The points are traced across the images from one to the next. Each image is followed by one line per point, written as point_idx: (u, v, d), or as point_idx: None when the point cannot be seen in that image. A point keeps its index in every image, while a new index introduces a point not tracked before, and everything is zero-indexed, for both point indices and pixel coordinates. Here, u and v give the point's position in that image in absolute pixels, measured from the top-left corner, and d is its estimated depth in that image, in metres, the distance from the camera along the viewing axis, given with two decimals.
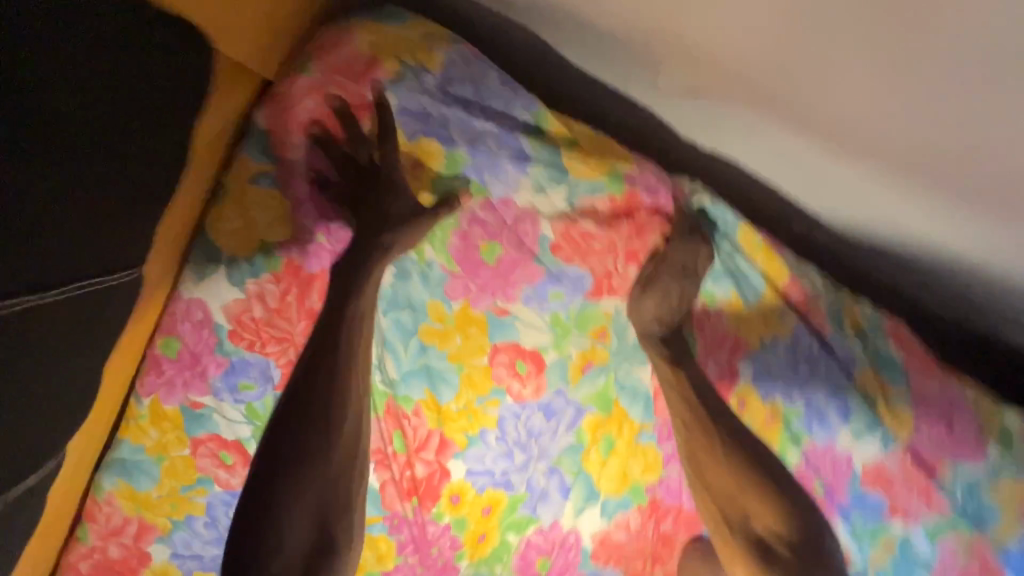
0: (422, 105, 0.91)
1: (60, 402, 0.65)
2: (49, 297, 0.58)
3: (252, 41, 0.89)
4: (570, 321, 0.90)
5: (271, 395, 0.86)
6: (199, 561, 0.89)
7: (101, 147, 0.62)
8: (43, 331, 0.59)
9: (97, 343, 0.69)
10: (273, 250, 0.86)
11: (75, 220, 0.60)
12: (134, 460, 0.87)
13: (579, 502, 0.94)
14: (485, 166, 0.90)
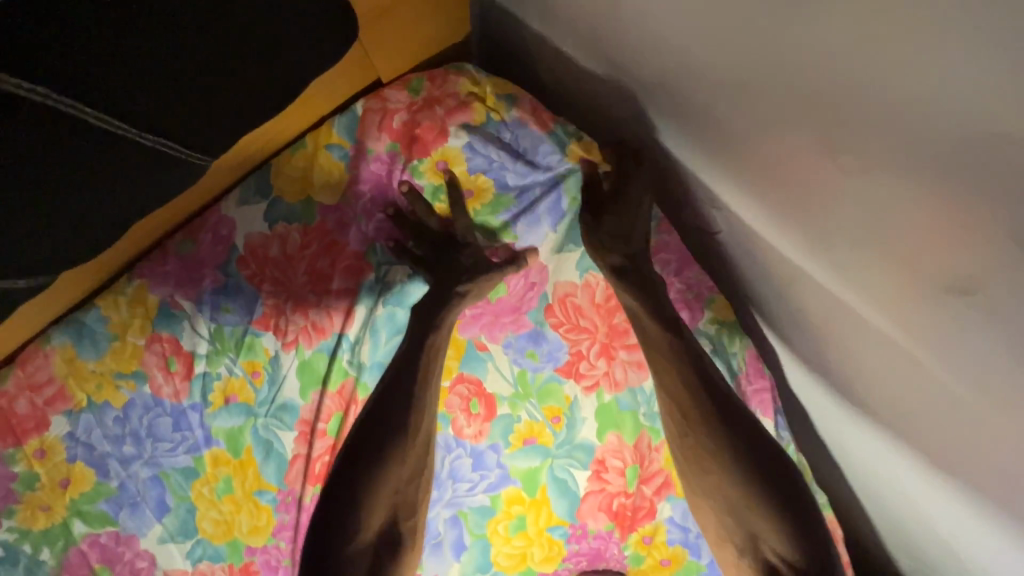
0: (487, 151, 0.93)
1: (78, 237, 0.66)
2: (152, 140, 0.61)
3: (393, 42, 0.90)
4: (534, 386, 0.98)
5: (244, 326, 0.92)
6: (88, 451, 0.92)
7: (196, 67, 0.60)
8: (123, 165, 0.61)
9: (141, 206, 0.70)
10: (315, 205, 0.92)
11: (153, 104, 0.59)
12: (91, 328, 0.91)
13: (470, 568, 0.97)
14: (523, 219, 0.93)
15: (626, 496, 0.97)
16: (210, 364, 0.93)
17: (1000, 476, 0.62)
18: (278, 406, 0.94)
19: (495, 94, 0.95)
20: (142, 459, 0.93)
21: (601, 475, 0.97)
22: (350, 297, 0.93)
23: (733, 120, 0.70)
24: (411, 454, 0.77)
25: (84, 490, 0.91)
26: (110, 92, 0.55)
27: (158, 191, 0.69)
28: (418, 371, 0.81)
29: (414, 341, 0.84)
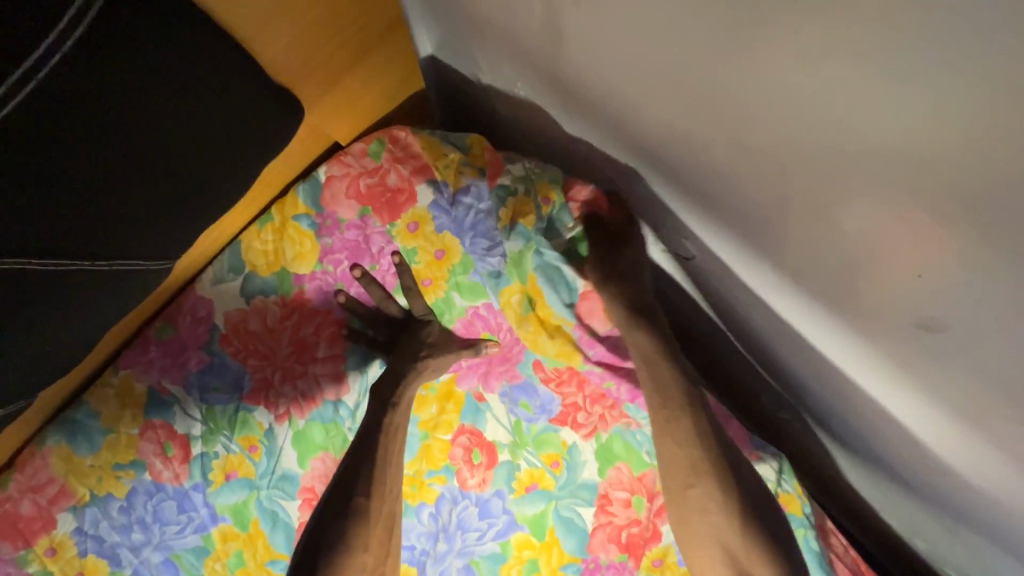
0: (454, 206, 0.91)
1: (46, 356, 0.66)
2: (98, 265, 0.62)
3: (351, 111, 0.86)
4: (531, 435, 0.98)
5: (237, 402, 0.93)
6: (97, 543, 0.92)
7: (128, 182, 0.59)
8: (80, 287, 0.62)
9: (106, 314, 0.69)
10: (290, 276, 0.91)
11: (98, 224, 0.59)
12: (84, 424, 0.91)
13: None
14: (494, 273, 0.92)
15: (634, 528, 0.98)
16: (206, 444, 0.93)
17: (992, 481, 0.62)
18: (278, 477, 0.95)
19: (450, 159, 0.92)
20: (152, 544, 0.94)
21: (607, 510, 0.98)
22: (337, 365, 0.94)
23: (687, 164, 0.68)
24: (374, 540, 0.79)
25: None
26: (55, 224, 0.55)
27: (119, 300, 0.69)
28: (377, 460, 0.83)
29: (369, 436, 0.85)
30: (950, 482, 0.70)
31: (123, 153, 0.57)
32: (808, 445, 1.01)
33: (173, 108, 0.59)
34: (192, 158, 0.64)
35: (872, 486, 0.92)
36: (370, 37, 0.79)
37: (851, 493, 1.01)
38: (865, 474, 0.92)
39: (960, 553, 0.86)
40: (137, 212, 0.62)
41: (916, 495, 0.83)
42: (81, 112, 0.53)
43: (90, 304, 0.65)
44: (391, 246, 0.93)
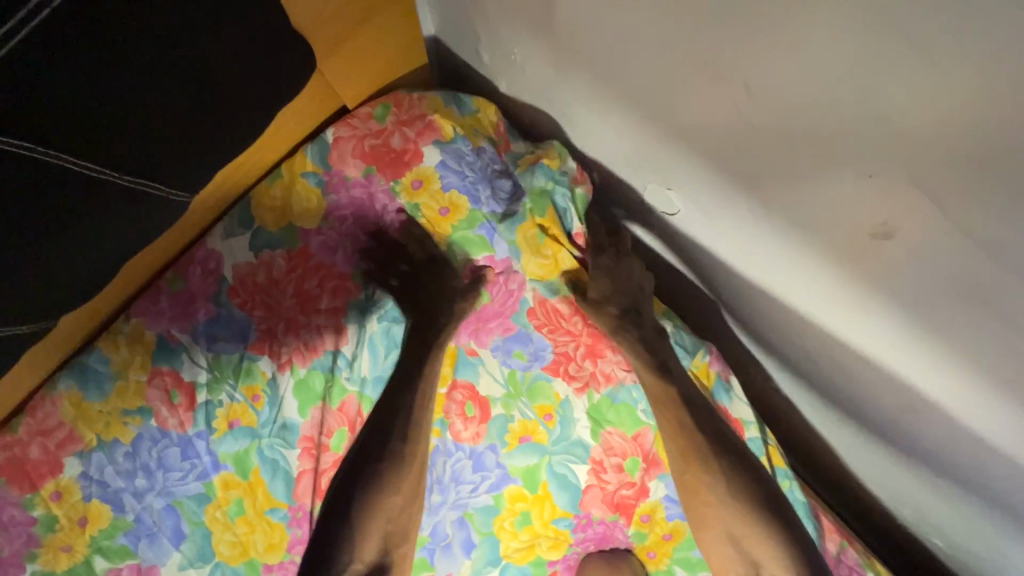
0: (461, 163, 0.98)
1: (70, 273, 0.70)
2: (123, 180, 0.66)
3: (360, 74, 0.93)
4: (524, 385, 1.02)
5: (241, 352, 0.97)
6: (102, 488, 0.95)
7: (161, 109, 0.64)
8: (104, 206, 0.66)
9: (126, 240, 0.74)
10: (297, 231, 0.96)
11: (129, 144, 0.64)
12: (95, 370, 0.95)
13: (480, 565, 1.00)
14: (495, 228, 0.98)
15: (626, 487, 1.01)
16: (211, 393, 0.97)
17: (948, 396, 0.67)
18: (280, 426, 0.98)
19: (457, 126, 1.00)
20: (155, 491, 0.96)
21: (600, 473, 1.01)
22: (339, 316, 0.98)
23: (670, 110, 0.74)
24: (417, 459, 0.91)
25: (102, 526, 0.95)
26: (94, 138, 0.60)
27: (138, 226, 0.73)
28: (418, 391, 0.93)
29: (412, 366, 0.94)
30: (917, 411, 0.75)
31: (148, 77, 0.61)
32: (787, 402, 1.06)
33: (207, 42, 0.64)
34: (220, 93, 0.69)
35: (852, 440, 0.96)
36: (379, 1, 0.86)
37: (828, 450, 1.06)
38: (847, 427, 0.96)
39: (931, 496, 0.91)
40: (164, 138, 0.67)
41: (893, 440, 0.87)
42: (128, 37, 0.57)
43: (113, 226, 0.69)
44: (395, 205, 0.98)
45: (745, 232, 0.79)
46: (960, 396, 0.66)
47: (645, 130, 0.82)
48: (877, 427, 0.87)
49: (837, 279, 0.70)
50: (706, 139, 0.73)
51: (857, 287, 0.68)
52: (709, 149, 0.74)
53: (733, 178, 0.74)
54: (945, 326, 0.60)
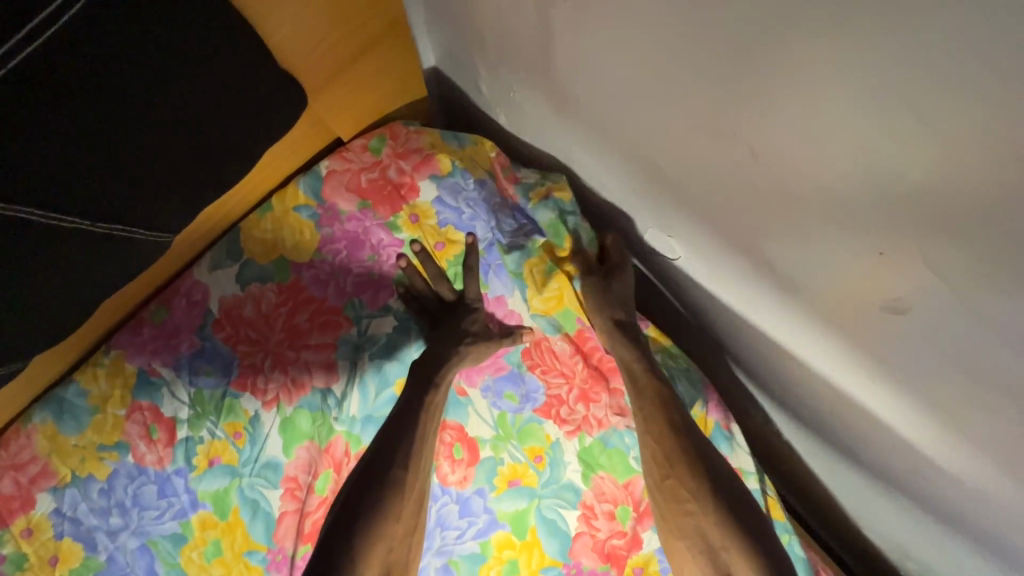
0: (457, 200, 0.95)
1: (45, 316, 0.68)
2: (98, 227, 0.63)
3: (355, 106, 0.91)
4: (515, 428, 0.98)
5: (224, 387, 0.93)
6: (74, 526, 0.92)
7: (139, 150, 0.62)
8: (77, 251, 0.63)
9: (104, 281, 0.71)
10: (288, 266, 0.94)
11: (106, 189, 0.62)
12: (72, 403, 0.92)
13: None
14: (493, 266, 0.96)
15: (617, 536, 0.97)
16: (192, 429, 0.93)
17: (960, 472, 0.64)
18: (261, 465, 0.94)
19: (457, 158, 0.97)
20: (129, 530, 0.93)
21: (590, 519, 0.97)
22: (328, 353, 0.94)
23: (671, 160, 0.72)
24: (406, 512, 0.81)
25: (73, 566, 0.91)
26: (67, 185, 0.58)
27: (118, 267, 0.71)
28: (416, 436, 0.85)
29: (407, 413, 0.87)
30: (927, 481, 0.71)
31: (118, 116, 0.58)
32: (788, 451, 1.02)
33: (189, 83, 0.62)
34: (204, 133, 0.68)
35: (859, 497, 0.92)
36: (375, 35, 0.84)
37: (830, 502, 1.02)
38: (849, 483, 0.93)
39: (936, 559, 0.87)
40: (145, 180, 0.65)
41: (902, 504, 0.83)
42: (101, 83, 0.55)
43: (89, 268, 0.67)
44: (389, 240, 0.95)
45: (745, 284, 0.77)
46: (978, 477, 0.62)
47: (645, 175, 0.79)
48: (885, 488, 0.83)
49: (846, 344, 0.66)
50: (708, 191, 0.70)
51: (866, 355, 0.64)
52: (709, 201, 0.72)
53: (735, 233, 0.71)
54: (956, 405, 0.57)
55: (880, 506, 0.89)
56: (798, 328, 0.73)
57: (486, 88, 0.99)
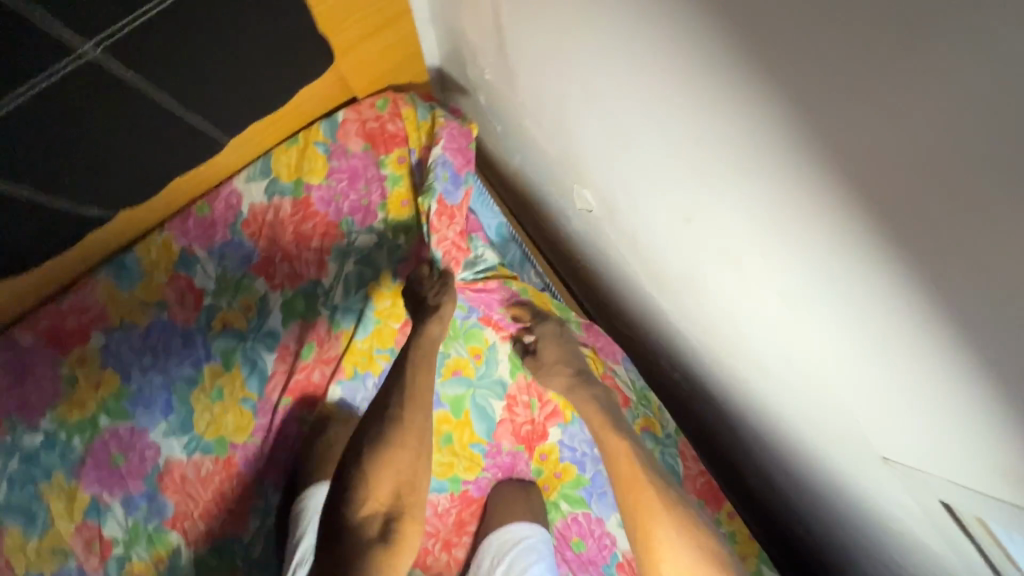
0: (418, 163, 1.24)
1: (116, 150, 1.00)
2: (166, 96, 0.97)
3: (367, 70, 1.21)
4: (462, 329, 1.25)
5: (245, 271, 1.23)
6: (117, 359, 1.21)
7: (190, 51, 0.93)
8: (141, 107, 0.96)
9: (155, 139, 1.03)
10: (303, 185, 1.22)
11: (166, 69, 0.93)
12: (127, 267, 1.21)
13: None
14: (447, 185, 1.22)
15: (530, 424, 1.26)
16: (215, 299, 1.22)
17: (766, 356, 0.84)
18: (264, 333, 1.23)
19: (422, 128, 1.25)
20: (157, 369, 1.21)
21: (512, 407, 1.26)
22: (324, 255, 1.22)
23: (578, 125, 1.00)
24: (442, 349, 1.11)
25: (111, 391, 1.20)
26: (142, 57, 0.89)
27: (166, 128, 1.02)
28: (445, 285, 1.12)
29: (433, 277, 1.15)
30: (755, 372, 0.92)
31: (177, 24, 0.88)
32: (674, 378, 1.30)
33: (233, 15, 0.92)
34: (241, 52, 0.98)
35: (719, 409, 1.18)
36: (385, 16, 1.14)
37: (703, 419, 1.30)
38: (708, 398, 1.19)
39: (763, 454, 1.13)
40: (194, 74, 0.96)
41: (736, 404, 1.09)
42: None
43: (148, 122, 0.99)
44: (380, 175, 1.24)
45: (663, 167, 0.76)
46: (783, 359, 0.80)
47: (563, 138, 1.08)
48: (724, 393, 1.10)
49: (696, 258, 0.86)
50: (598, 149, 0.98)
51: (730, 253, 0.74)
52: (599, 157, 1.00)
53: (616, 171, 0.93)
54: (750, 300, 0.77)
55: (728, 415, 1.16)
56: (664, 248, 0.94)
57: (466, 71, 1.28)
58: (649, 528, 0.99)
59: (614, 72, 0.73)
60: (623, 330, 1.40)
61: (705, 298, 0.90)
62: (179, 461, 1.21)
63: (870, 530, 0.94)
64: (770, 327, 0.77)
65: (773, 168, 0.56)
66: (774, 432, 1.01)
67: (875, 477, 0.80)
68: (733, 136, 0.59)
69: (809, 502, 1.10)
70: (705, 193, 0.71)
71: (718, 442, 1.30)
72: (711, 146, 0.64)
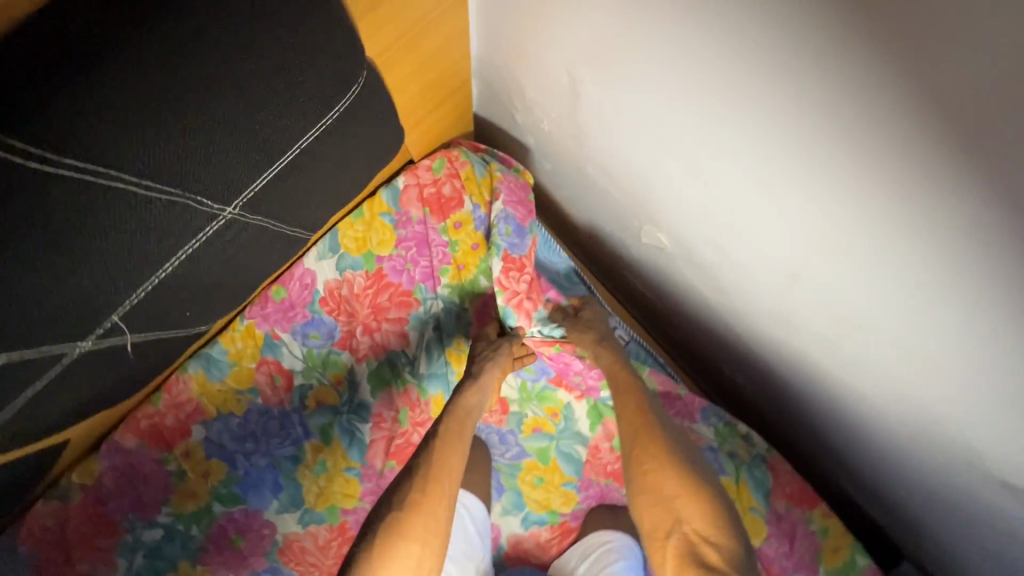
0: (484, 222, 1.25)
1: (232, 279, 0.98)
2: (279, 225, 0.97)
3: (425, 136, 1.21)
4: (534, 391, 1.30)
5: (330, 347, 1.25)
6: (221, 449, 1.24)
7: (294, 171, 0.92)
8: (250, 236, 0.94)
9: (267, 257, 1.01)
10: (374, 258, 1.24)
11: (273, 195, 0.92)
12: (216, 359, 1.24)
13: (508, 506, 1.35)
14: (513, 241, 1.21)
15: (617, 461, 1.29)
16: (305, 378, 1.26)
17: (873, 385, 0.91)
18: (356, 404, 1.26)
19: (479, 183, 1.26)
20: (260, 452, 1.25)
21: (596, 454, 1.30)
22: (404, 324, 1.25)
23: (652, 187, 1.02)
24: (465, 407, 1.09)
25: (220, 478, 1.24)
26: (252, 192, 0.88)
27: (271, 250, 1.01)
28: (494, 342, 1.17)
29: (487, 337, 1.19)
30: (853, 397, 0.99)
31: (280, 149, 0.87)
32: (746, 389, 1.37)
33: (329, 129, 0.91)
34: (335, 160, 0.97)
35: (800, 418, 1.25)
36: (447, 85, 1.14)
37: (776, 423, 1.38)
38: (789, 409, 1.27)
39: (845, 458, 1.22)
40: (295, 192, 0.95)
41: (822, 419, 1.16)
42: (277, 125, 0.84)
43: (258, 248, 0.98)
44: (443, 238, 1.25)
45: (779, 229, 0.82)
46: (899, 391, 0.86)
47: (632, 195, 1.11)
48: (811, 408, 1.17)
49: (793, 306, 0.93)
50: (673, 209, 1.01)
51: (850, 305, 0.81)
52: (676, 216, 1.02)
53: (707, 229, 0.97)
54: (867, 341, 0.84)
55: (810, 425, 1.24)
56: (757, 294, 0.99)
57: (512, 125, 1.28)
58: (651, 463, 0.96)
59: (744, 147, 0.77)
60: (686, 347, 1.47)
61: (805, 336, 0.96)
62: (296, 535, 1.26)
63: (959, 533, 1.03)
64: (889, 370, 0.84)
65: (949, 245, 0.62)
66: (868, 445, 1.08)
67: (982, 493, 0.87)
68: (907, 217, 0.64)
69: (890, 500, 1.19)
70: (827, 262, 0.79)
71: (791, 443, 1.39)
72: (849, 232, 0.72)
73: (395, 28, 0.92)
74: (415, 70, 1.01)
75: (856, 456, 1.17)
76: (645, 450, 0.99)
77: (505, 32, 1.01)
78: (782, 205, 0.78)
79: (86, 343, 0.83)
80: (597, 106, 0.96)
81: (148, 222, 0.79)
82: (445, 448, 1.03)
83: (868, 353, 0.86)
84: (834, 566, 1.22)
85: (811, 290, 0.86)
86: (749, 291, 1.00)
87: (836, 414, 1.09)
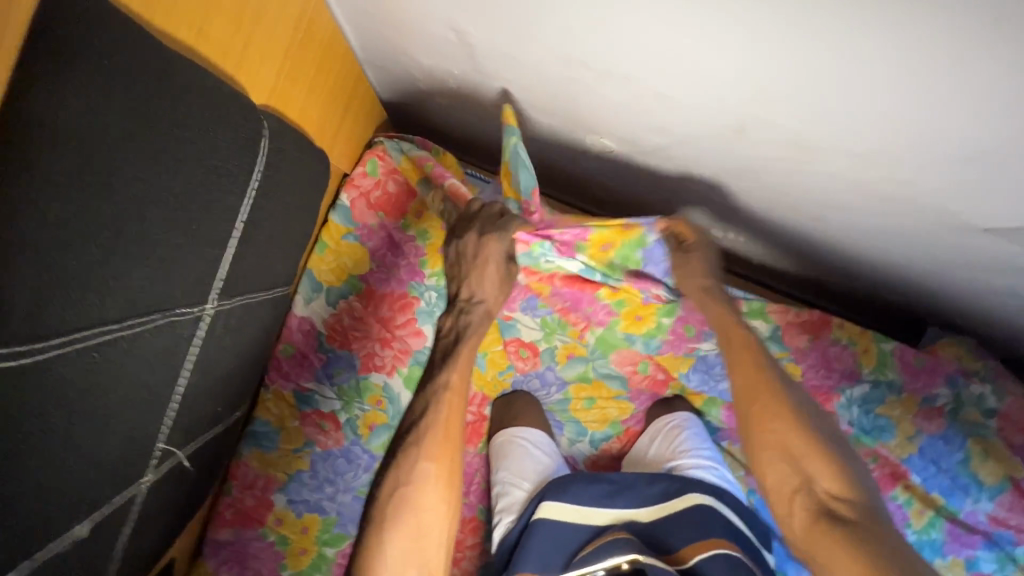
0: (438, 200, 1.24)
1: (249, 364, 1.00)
2: (275, 292, 0.97)
3: (346, 148, 1.19)
4: (555, 321, 1.34)
5: (357, 376, 1.29)
6: (307, 503, 1.31)
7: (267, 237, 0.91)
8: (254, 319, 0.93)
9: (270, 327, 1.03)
10: (358, 280, 1.26)
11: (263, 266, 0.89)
12: (262, 432, 1.29)
13: (573, 435, 1.44)
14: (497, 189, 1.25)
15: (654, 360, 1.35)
16: (349, 412, 1.30)
17: (849, 200, 0.95)
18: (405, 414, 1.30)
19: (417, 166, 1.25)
20: (342, 490, 1.32)
21: (632, 357, 1.36)
22: (413, 325, 1.27)
23: (578, 105, 1.02)
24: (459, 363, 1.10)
25: (319, 526, 1.31)
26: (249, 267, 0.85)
27: (272, 321, 1.01)
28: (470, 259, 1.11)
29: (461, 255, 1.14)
30: (833, 215, 1.03)
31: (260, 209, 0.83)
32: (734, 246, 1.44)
33: None
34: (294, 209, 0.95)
35: (791, 251, 1.32)
36: (343, 89, 1.11)
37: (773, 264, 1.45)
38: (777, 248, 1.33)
39: (843, 268, 1.30)
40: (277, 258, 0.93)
41: (812, 245, 1.22)
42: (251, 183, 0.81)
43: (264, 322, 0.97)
44: (409, 232, 1.26)
45: (712, 95, 0.83)
46: (874, 194, 0.90)
47: (564, 119, 1.11)
48: (798, 239, 1.23)
49: (752, 156, 0.95)
50: (607, 116, 1.02)
51: (803, 135, 0.83)
52: (613, 120, 1.03)
53: (644, 121, 0.98)
54: (830, 162, 0.87)
55: (801, 253, 1.31)
56: (713, 161, 1.02)
57: (420, 102, 1.26)
58: (770, 425, 1.05)
59: (652, 32, 0.76)
60: None
61: (770, 179, 1.00)
62: None
63: (967, 288, 1.11)
64: (855, 179, 0.88)
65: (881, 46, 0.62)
66: (860, 251, 1.15)
67: (976, 248, 0.93)
68: (824, 36, 0.64)
69: (896, 285, 1.28)
70: (767, 105, 0.81)
71: (792, 274, 1.47)
72: (775, 74, 0.74)
73: (272, 64, 0.87)
74: (310, 92, 0.99)
75: (850, 264, 1.24)
76: (763, 423, 1.06)
77: (375, 15, 0.98)
78: (704, 74, 0.80)
79: (148, 477, 0.77)
80: (495, 50, 0.94)
81: (157, 349, 0.69)
82: (444, 423, 1.06)
83: (837, 171, 0.89)
84: (871, 363, 1.32)
85: (763, 137, 0.88)
86: (707, 161, 1.03)
87: (822, 237, 1.15)
